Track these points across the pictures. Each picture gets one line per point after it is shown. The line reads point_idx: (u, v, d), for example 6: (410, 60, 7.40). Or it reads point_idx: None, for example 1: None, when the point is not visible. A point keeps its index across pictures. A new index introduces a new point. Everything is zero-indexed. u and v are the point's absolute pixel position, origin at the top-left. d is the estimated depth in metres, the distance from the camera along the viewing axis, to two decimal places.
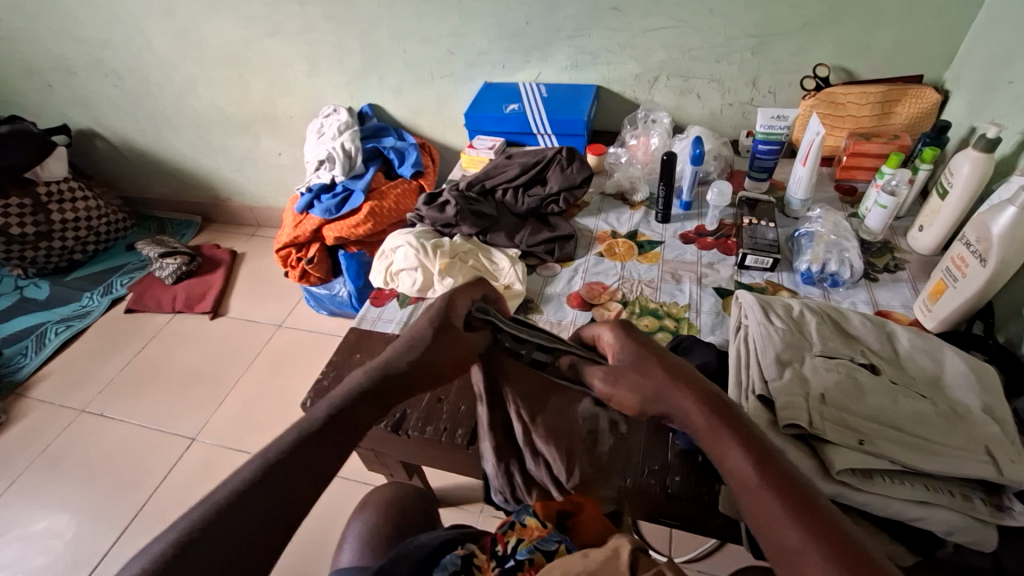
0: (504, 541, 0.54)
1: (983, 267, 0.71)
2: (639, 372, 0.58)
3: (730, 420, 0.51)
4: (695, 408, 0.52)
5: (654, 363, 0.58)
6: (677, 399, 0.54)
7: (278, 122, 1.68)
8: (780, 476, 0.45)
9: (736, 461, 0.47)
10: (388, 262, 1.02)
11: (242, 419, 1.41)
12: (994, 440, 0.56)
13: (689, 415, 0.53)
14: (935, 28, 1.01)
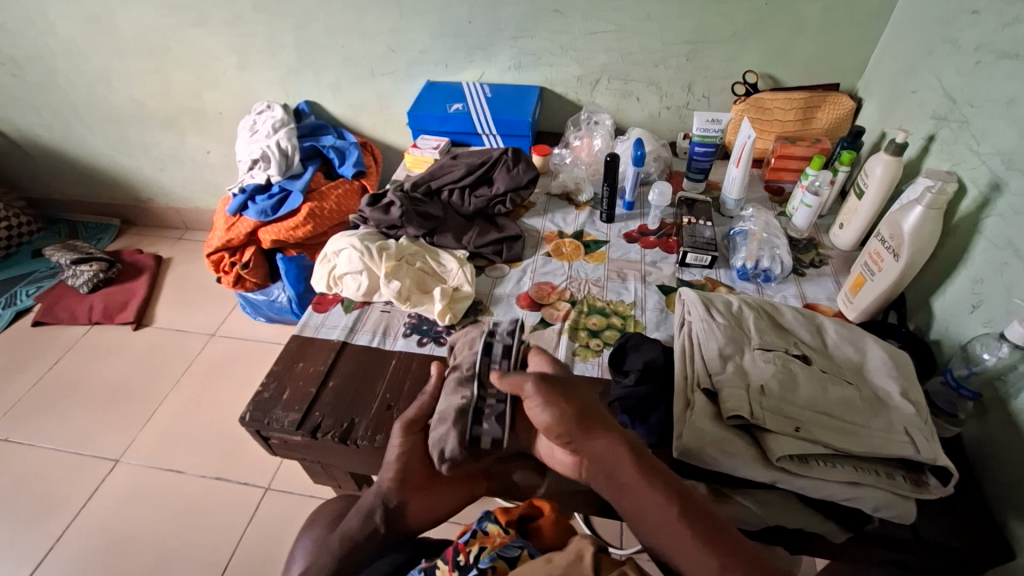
0: (466, 550, 0.53)
1: (897, 261, 0.77)
2: (565, 401, 0.59)
3: (644, 459, 0.57)
4: (619, 450, 0.57)
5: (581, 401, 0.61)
6: (593, 440, 0.58)
7: (205, 118, 1.58)
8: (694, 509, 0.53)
9: (655, 500, 0.54)
10: (331, 266, 0.98)
11: (173, 436, 1.32)
12: (911, 423, 0.61)
13: (608, 454, 0.57)
14: (850, 39, 1.09)
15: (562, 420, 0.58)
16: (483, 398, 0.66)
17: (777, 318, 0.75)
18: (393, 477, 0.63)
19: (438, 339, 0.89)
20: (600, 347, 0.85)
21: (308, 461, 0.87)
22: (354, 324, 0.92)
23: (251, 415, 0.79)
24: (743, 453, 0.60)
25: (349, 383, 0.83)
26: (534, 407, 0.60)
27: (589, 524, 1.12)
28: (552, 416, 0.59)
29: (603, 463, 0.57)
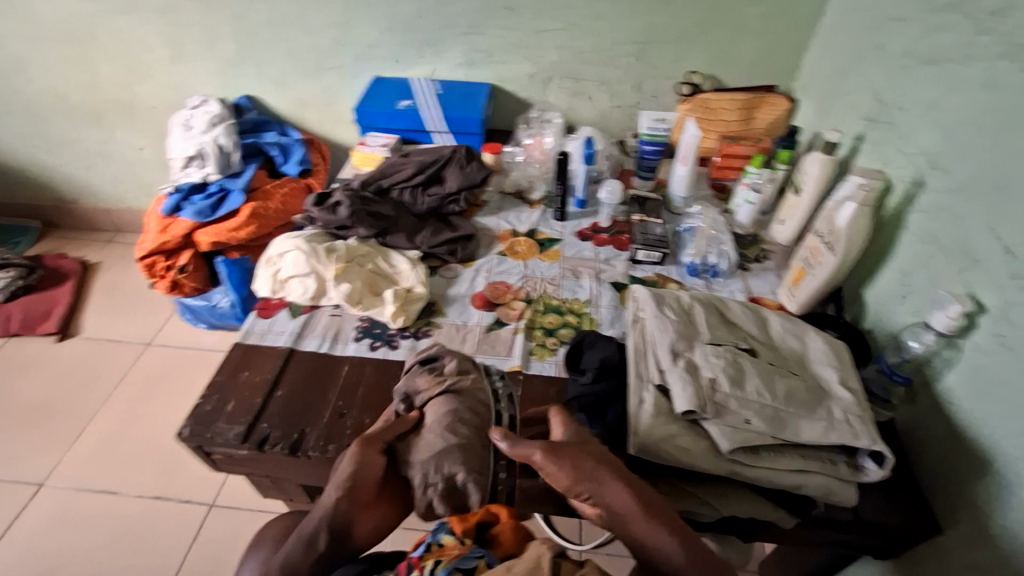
0: (421, 565, 0.51)
1: (834, 254, 0.81)
2: (581, 461, 0.58)
3: (656, 508, 0.56)
4: (625, 494, 0.56)
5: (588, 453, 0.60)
6: (603, 489, 0.57)
7: (135, 112, 1.47)
8: (690, 537, 0.55)
9: (670, 551, 0.54)
10: (276, 268, 0.94)
11: (106, 454, 1.23)
12: (850, 411, 0.64)
13: (615, 500, 0.57)
14: (787, 42, 1.14)
15: (575, 478, 0.58)
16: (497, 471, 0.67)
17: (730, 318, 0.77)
18: (342, 495, 0.60)
19: (392, 343, 0.87)
20: (556, 345, 0.86)
21: (256, 477, 0.82)
22: (301, 329, 0.88)
23: (190, 430, 0.74)
24: (694, 449, 0.62)
25: (298, 392, 0.79)
26: (547, 472, 0.59)
27: (548, 523, 1.12)
28: (566, 479, 0.58)
29: (611, 507, 0.57)
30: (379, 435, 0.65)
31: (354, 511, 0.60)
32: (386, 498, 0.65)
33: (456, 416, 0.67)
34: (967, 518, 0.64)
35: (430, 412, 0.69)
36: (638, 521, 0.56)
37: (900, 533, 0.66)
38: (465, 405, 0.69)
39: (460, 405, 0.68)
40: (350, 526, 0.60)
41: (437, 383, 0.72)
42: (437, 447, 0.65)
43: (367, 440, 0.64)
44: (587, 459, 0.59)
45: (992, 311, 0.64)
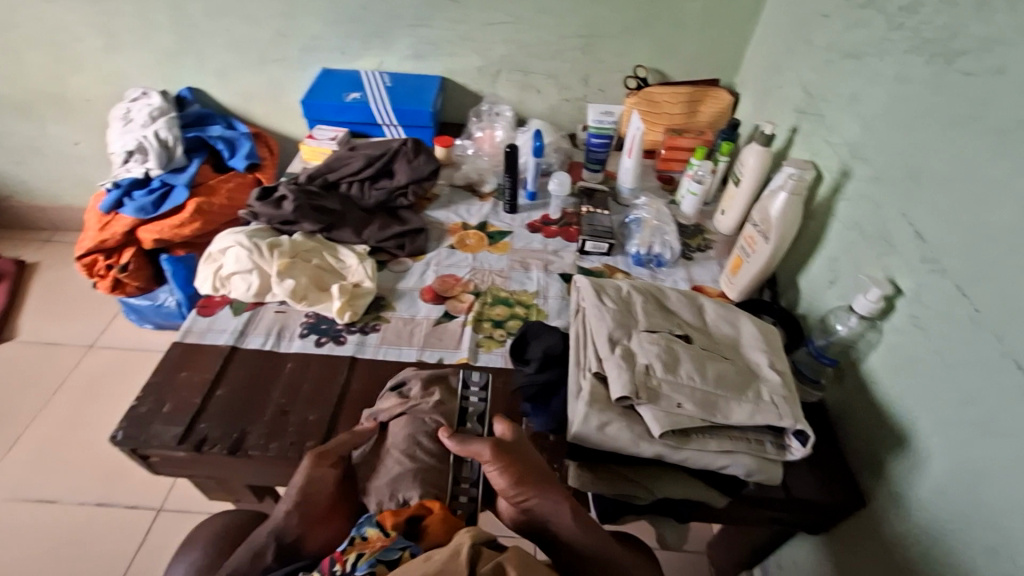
0: (343, 559, 0.51)
1: (768, 242, 0.84)
2: (522, 463, 0.62)
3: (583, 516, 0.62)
4: (552, 498, 0.61)
5: (526, 458, 0.63)
6: (534, 493, 0.61)
7: (69, 105, 1.41)
8: (600, 536, 0.62)
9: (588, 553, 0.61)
10: (217, 265, 0.91)
11: (44, 462, 1.18)
12: (774, 391, 0.67)
13: (544, 502, 0.61)
14: (727, 37, 1.17)
15: (514, 481, 0.61)
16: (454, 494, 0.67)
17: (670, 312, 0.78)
18: (293, 508, 0.60)
19: (338, 338, 0.86)
20: (503, 337, 0.87)
21: (199, 478, 0.81)
22: (244, 327, 0.87)
23: (124, 434, 0.72)
24: (629, 432, 0.64)
25: (239, 391, 0.78)
26: (489, 472, 0.62)
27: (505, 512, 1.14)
28: (505, 481, 0.61)
29: (544, 511, 0.61)
30: (333, 450, 0.66)
31: (304, 525, 0.60)
32: (338, 512, 0.64)
33: (411, 440, 0.69)
34: (887, 487, 0.68)
35: (391, 434, 0.70)
36: (560, 523, 0.61)
37: (826, 507, 0.70)
38: (422, 429, 0.70)
39: (420, 428, 0.70)
40: (300, 541, 0.60)
41: (400, 405, 0.73)
42: (393, 471, 0.66)
43: (321, 453, 0.65)
44: (527, 465, 0.63)
45: (907, 293, 0.67)
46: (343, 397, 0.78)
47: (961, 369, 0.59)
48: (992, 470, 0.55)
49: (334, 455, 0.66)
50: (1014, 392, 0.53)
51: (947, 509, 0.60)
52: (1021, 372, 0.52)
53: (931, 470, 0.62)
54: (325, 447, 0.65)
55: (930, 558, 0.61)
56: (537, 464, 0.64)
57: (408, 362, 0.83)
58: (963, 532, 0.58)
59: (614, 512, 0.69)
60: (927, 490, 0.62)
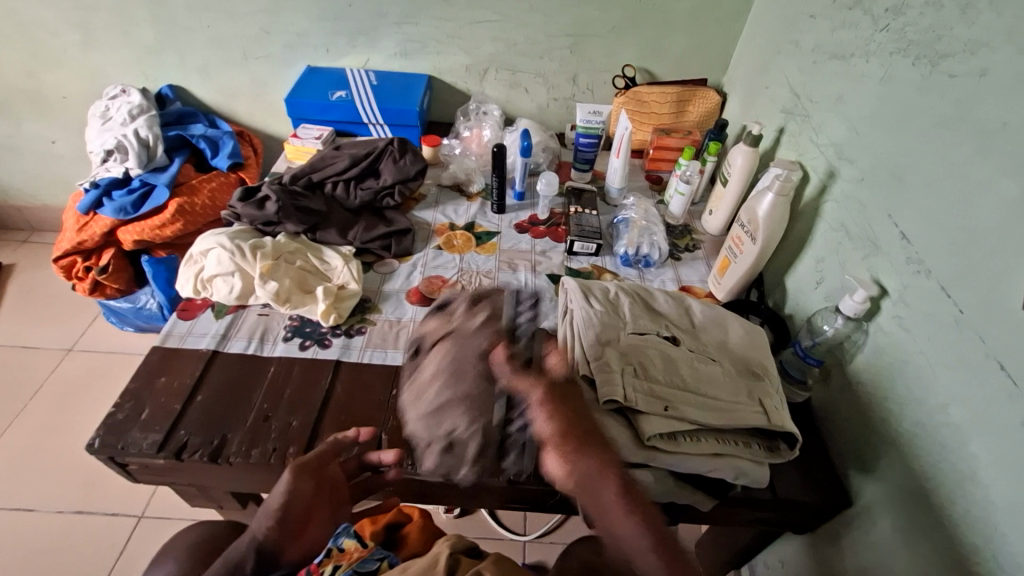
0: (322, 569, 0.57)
1: (755, 243, 0.84)
2: (561, 410, 0.60)
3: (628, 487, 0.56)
4: (589, 458, 0.57)
5: (568, 411, 0.60)
6: (569, 449, 0.58)
7: (46, 103, 1.37)
8: (643, 513, 0.55)
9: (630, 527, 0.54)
10: (198, 268, 0.89)
11: (20, 469, 1.15)
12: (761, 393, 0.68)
13: (578, 462, 0.57)
14: (715, 37, 1.17)
15: (553, 430, 0.59)
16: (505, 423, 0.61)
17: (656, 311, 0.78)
18: (273, 524, 0.59)
19: (323, 341, 0.84)
20: None
21: (179, 486, 0.79)
22: (226, 331, 0.85)
23: (100, 441, 0.70)
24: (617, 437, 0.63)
25: (221, 396, 0.76)
26: (534, 419, 0.60)
27: (493, 515, 1.13)
28: (542, 429, 0.59)
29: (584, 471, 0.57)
30: (314, 464, 0.63)
31: (285, 539, 0.59)
32: (320, 521, 0.64)
33: (460, 360, 0.60)
34: (873, 488, 0.68)
35: (438, 356, 0.63)
36: (598, 489, 0.56)
37: (811, 508, 0.70)
38: (470, 351, 0.61)
39: (468, 350, 0.61)
40: (278, 553, 0.59)
41: (444, 327, 0.66)
42: (437, 400, 0.60)
43: (303, 466, 0.63)
44: (569, 420, 0.59)
45: (892, 294, 0.67)
46: (327, 402, 0.77)
47: (946, 369, 0.59)
48: (975, 470, 0.55)
49: (314, 470, 0.63)
50: (997, 393, 0.53)
51: (931, 510, 0.60)
52: (1003, 373, 0.53)
53: (915, 470, 0.62)
54: (306, 461, 0.63)
55: (913, 558, 0.62)
56: (587, 423, 0.60)
57: (394, 366, 0.82)
58: (945, 533, 0.58)
59: None
60: (912, 490, 0.63)
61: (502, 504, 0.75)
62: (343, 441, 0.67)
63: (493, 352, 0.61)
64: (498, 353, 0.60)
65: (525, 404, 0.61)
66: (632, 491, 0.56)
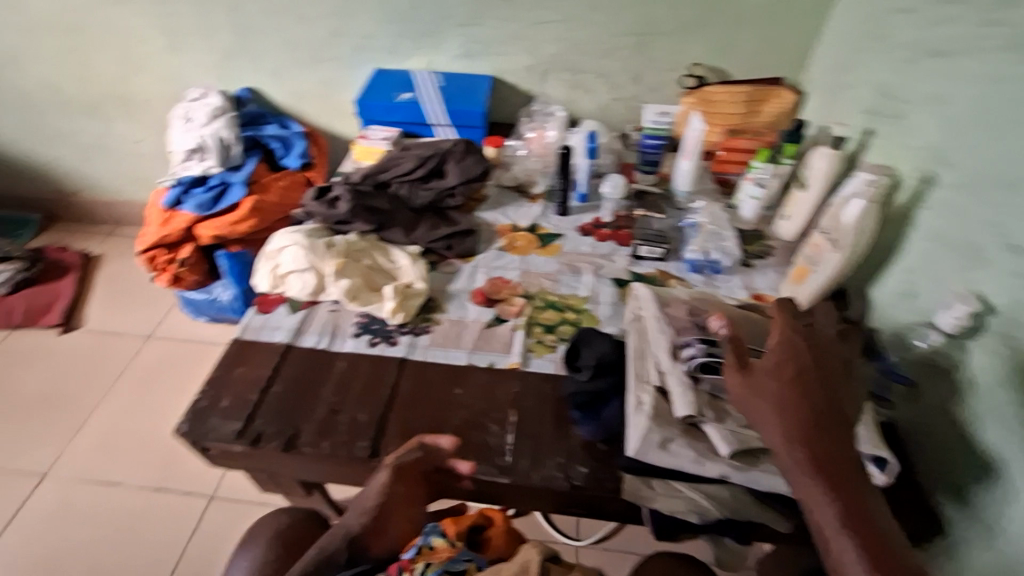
0: (411, 567, 0.54)
1: (836, 253, 0.81)
2: (775, 365, 0.55)
3: (819, 444, 0.52)
4: (791, 421, 0.53)
5: (794, 369, 0.55)
6: (765, 407, 0.54)
7: (133, 105, 1.47)
8: (841, 487, 0.51)
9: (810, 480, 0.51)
10: (274, 264, 0.93)
11: (106, 445, 1.24)
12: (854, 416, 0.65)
13: (770, 423, 0.54)
14: (791, 34, 1.12)
15: (739, 381, 0.56)
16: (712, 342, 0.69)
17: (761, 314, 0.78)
18: (366, 519, 0.62)
19: (389, 339, 0.86)
20: (554, 342, 0.86)
21: (253, 472, 0.82)
22: (299, 325, 0.88)
23: (187, 426, 0.74)
24: (691, 450, 0.63)
25: (293, 388, 0.79)
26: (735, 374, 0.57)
27: (547, 517, 1.12)
28: (742, 376, 0.56)
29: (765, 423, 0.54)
30: (412, 469, 0.65)
31: (374, 530, 0.62)
32: (403, 515, 0.65)
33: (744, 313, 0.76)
34: (971, 517, 0.63)
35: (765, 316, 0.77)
36: (783, 444, 0.53)
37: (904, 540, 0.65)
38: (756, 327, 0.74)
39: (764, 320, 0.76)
40: (367, 543, 0.62)
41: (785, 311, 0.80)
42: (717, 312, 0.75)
43: (401, 470, 0.64)
44: (785, 378, 0.55)
45: (1000, 311, 0.62)
46: (393, 398, 0.78)
47: None
48: None
49: (411, 474, 0.65)
50: None
51: None
52: None
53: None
54: (404, 463, 0.64)
55: None
56: (817, 387, 0.54)
57: (458, 365, 0.82)
58: None
59: (671, 529, 0.66)
60: (1016, 521, 0.58)
61: (559, 507, 0.74)
62: (438, 449, 0.67)
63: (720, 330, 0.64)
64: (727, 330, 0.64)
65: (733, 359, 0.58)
66: (838, 464, 0.52)
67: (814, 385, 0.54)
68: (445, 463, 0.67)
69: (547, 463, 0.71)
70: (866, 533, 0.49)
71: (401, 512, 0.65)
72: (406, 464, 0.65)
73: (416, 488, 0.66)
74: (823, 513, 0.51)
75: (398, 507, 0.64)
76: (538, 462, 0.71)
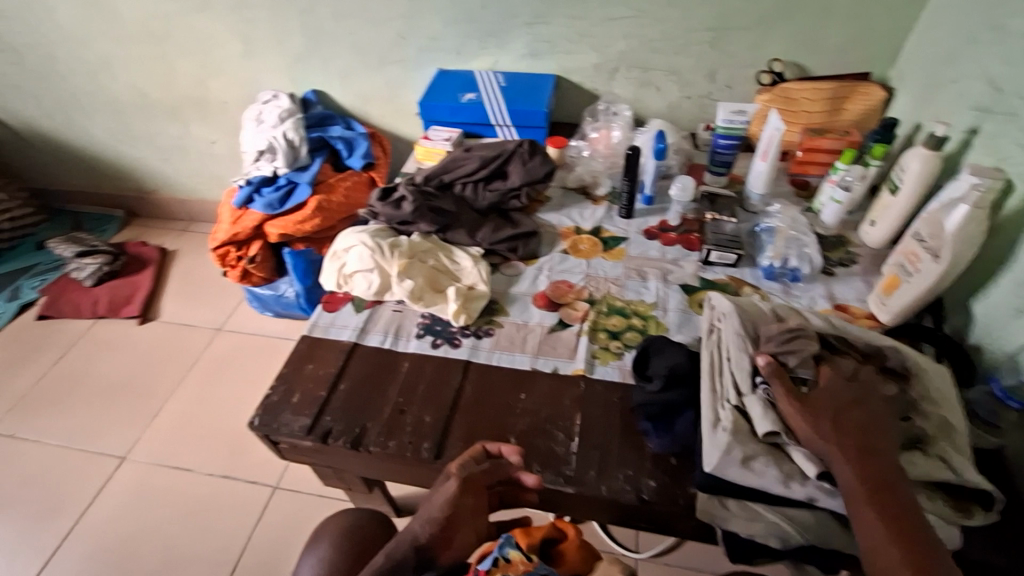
0: None
1: (937, 261, 0.73)
2: (827, 389, 0.60)
3: (879, 478, 0.53)
4: (846, 448, 0.56)
5: (845, 394, 0.60)
6: (817, 423, 0.58)
7: (210, 107, 1.54)
8: (889, 502, 0.52)
9: (869, 511, 0.52)
10: (341, 263, 0.94)
11: (179, 433, 1.30)
12: (948, 449, 0.60)
13: (821, 438, 0.57)
14: (883, 25, 1.04)
15: (793, 398, 0.60)
16: (783, 361, 0.65)
17: (843, 331, 0.71)
18: (435, 530, 0.60)
19: (453, 341, 0.86)
20: (620, 349, 0.83)
21: (318, 466, 0.84)
22: (365, 324, 0.89)
23: (259, 420, 0.76)
24: (776, 470, 0.60)
25: (360, 386, 0.80)
26: (792, 406, 0.60)
27: (604, 527, 1.10)
28: (800, 408, 0.60)
29: (823, 453, 0.57)
30: (478, 481, 0.63)
31: (441, 539, 0.61)
32: (470, 528, 0.64)
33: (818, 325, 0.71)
34: None
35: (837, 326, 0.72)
36: (843, 472, 0.55)
37: None
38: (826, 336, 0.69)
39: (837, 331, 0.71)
40: (435, 552, 0.60)
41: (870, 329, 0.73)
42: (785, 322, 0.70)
43: (469, 482, 0.62)
44: (835, 401, 0.59)
45: None
46: (457, 401, 0.78)
47: None
48: None
49: (477, 486, 0.63)
50: None
51: None
52: None
53: None
54: (470, 477, 0.62)
55: None
56: (871, 422, 0.57)
57: (522, 370, 0.81)
58: None
59: (746, 553, 0.63)
60: None
61: (622, 521, 0.71)
62: (506, 464, 0.64)
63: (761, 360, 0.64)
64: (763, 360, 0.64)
65: (789, 393, 0.61)
66: (888, 482, 0.53)
67: (863, 410, 0.58)
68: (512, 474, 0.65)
69: (613, 473, 0.68)
70: (912, 549, 0.49)
71: (467, 521, 0.64)
72: (474, 476, 0.63)
73: (479, 500, 0.65)
74: (869, 523, 0.52)
75: (463, 519, 0.63)
76: (604, 472, 0.69)
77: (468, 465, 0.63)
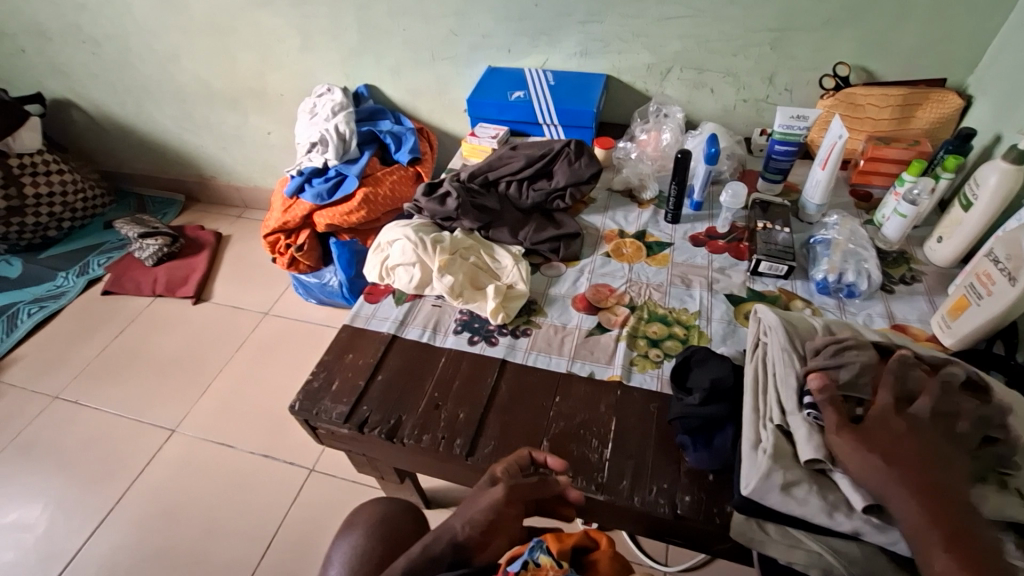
0: None
1: (1012, 286, 0.67)
2: (880, 416, 0.57)
3: (945, 511, 0.50)
4: (904, 477, 0.52)
5: (900, 421, 0.55)
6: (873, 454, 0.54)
7: (267, 99, 1.59)
8: (963, 542, 0.48)
9: (939, 549, 0.48)
10: (384, 256, 0.95)
11: (225, 410, 1.36)
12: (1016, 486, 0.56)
13: (876, 469, 0.53)
14: (964, 29, 0.97)
15: (844, 426, 0.57)
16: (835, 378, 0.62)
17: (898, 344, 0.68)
18: (476, 527, 0.58)
19: (490, 339, 0.86)
20: (660, 358, 0.81)
21: (354, 453, 0.86)
22: (404, 318, 0.90)
23: (300, 404, 0.79)
24: (822, 499, 0.57)
25: (397, 379, 0.81)
26: (842, 434, 0.57)
27: (632, 537, 1.08)
28: (852, 437, 0.56)
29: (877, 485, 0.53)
30: (523, 492, 0.61)
31: (480, 541, 0.58)
32: (508, 532, 0.61)
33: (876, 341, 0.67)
34: None
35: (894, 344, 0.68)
36: (902, 505, 0.51)
37: None
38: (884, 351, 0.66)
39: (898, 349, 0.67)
40: (475, 550, 0.57)
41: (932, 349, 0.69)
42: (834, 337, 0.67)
43: (514, 490, 0.60)
44: (891, 428, 0.55)
45: None
46: (492, 399, 0.78)
47: None
48: None
49: (521, 497, 0.61)
50: None
51: None
52: None
53: None
54: (518, 486, 0.61)
55: None
56: (928, 447, 0.53)
57: (558, 373, 0.80)
58: None
59: None
60: None
61: (655, 534, 0.70)
62: (553, 482, 0.64)
63: (813, 381, 0.61)
64: (814, 381, 0.61)
65: (839, 419, 0.58)
66: (957, 518, 0.49)
67: (923, 437, 0.54)
68: (555, 485, 0.64)
69: (646, 485, 0.67)
70: None
71: (503, 527, 0.60)
72: (522, 485, 0.62)
73: (521, 513, 0.62)
74: (940, 567, 0.48)
75: (501, 522, 0.59)
76: (638, 483, 0.67)
77: (514, 474, 0.64)
